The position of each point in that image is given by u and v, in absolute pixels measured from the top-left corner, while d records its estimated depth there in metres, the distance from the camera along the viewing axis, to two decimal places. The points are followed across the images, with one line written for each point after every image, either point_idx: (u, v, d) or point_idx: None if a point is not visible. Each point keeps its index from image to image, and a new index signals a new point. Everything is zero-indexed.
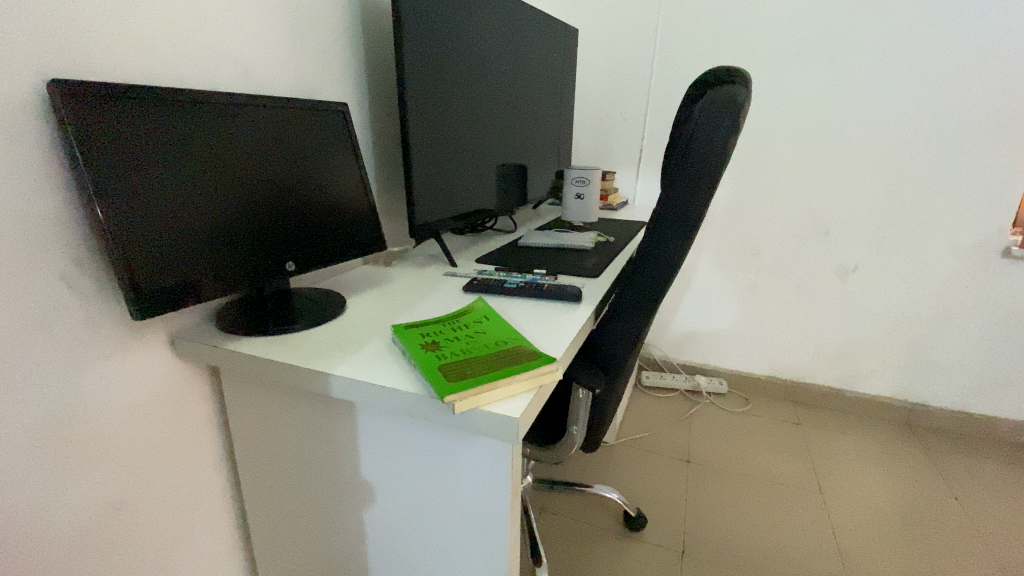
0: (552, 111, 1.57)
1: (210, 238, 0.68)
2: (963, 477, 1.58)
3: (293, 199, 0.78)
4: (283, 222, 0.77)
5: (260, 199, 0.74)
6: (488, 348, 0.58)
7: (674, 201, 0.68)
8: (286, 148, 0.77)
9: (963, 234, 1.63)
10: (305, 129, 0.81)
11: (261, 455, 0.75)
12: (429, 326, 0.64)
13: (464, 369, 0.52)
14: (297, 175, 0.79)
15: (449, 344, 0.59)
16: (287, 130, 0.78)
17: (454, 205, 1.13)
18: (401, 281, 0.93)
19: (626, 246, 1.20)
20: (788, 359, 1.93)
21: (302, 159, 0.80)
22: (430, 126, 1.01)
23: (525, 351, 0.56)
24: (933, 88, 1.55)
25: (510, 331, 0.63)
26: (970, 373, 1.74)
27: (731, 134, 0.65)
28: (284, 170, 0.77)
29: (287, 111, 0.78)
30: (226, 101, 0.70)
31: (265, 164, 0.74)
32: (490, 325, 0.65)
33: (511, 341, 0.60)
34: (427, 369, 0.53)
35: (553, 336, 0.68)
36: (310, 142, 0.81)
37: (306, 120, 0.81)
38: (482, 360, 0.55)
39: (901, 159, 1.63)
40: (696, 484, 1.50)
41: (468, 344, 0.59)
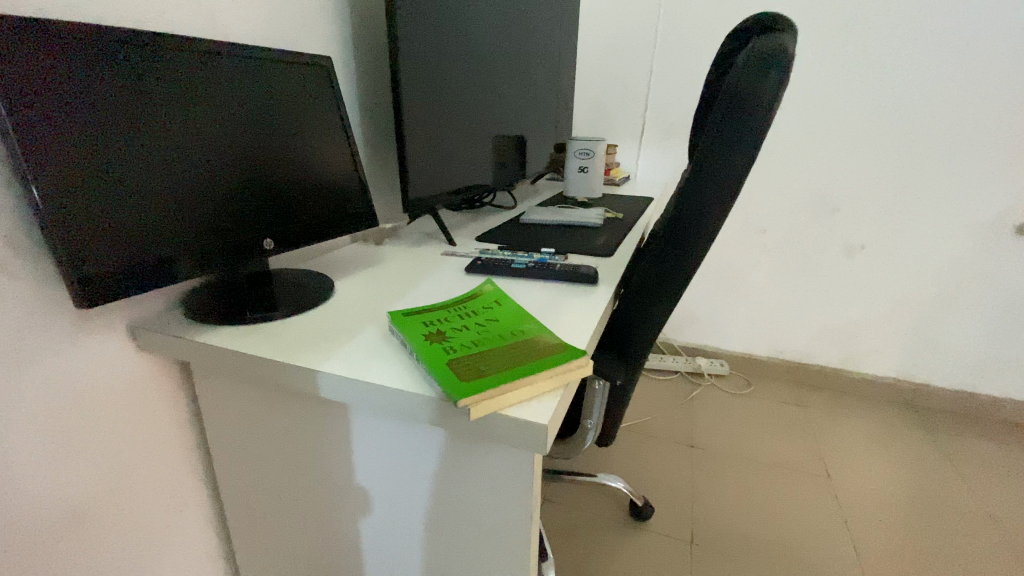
0: (552, 76, 1.46)
1: (170, 210, 0.58)
2: (967, 458, 1.57)
3: (268, 166, 0.68)
4: (260, 193, 0.67)
5: (233, 166, 0.64)
6: (505, 340, 0.49)
7: (707, 174, 0.60)
8: (256, 105, 0.67)
9: (975, 210, 1.57)
10: (284, 85, 0.71)
11: (241, 458, 0.66)
12: (432, 313, 0.55)
13: (480, 367, 0.44)
14: (276, 139, 0.69)
15: (456, 334, 0.51)
16: (258, 85, 0.67)
17: (450, 177, 1.03)
18: (396, 262, 0.84)
19: (636, 223, 1.12)
20: (791, 340, 1.88)
21: (277, 120, 0.69)
22: (425, 89, 0.91)
23: (550, 344, 0.48)
24: (954, 55, 1.47)
25: (527, 319, 0.54)
26: (975, 353, 1.71)
27: (776, 93, 0.56)
28: (255, 131, 0.67)
29: (257, 62, 0.67)
30: (184, 47, 0.59)
31: (232, 125, 0.64)
32: (504, 312, 0.56)
33: (531, 331, 0.51)
34: (435, 365, 0.44)
35: (572, 324, 0.60)
36: (289, 100, 0.71)
37: (280, 73, 0.70)
38: (501, 354, 0.46)
39: (917, 130, 1.55)
40: (702, 470, 1.46)
41: (479, 334, 0.51)
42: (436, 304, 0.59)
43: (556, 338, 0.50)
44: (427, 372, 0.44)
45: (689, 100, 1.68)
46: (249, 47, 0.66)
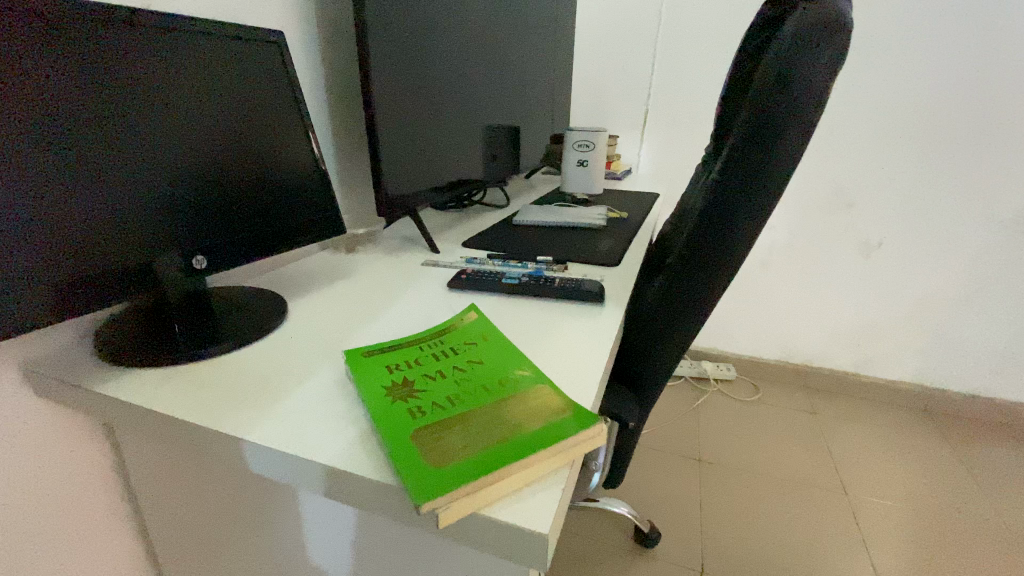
0: (546, 60, 1.33)
1: (56, 230, 0.43)
2: (992, 468, 1.47)
3: (194, 169, 0.53)
4: (186, 204, 0.53)
5: (149, 172, 0.50)
6: (493, 395, 0.38)
7: (741, 177, 0.48)
8: (179, 91, 0.52)
9: (1003, 204, 1.46)
10: (220, 66, 0.56)
11: (186, 516, 0.56)
12: (398, 356, 0.44)
13: (459, 440, 0.33)
14: (208, 136, 0.55)
15: (428, 387, 0.39)
16: (180, 65, 0.52)
17: (433, 173, 0.91)
18: (368, 274, 0.72)
19: (643, 223, 1.00)
20: (801, 343, 1.78)
21: (207, 109, 0.55)
22: (399, 70, 0.78)
23: (551, 403, 0.37)
24: (985, 35, 1.34)
25: (518, 361, 0.43)
26: (997, 355, 1.61)
27: (826, 74, 0.45)
28: (178, 124, 0.52)
29: (179, 35, 0.52)
30: (73, 14, 0.44)
31: (144, 116, 0.49)
32: (491, 350, 0.45)
33: (525, 380, 0.40)
34: (398, 439, 0.33)
35: (577, 359, 0.49)
36: (226, 86, 0.56)
37: (213, 50, 0.55)
38: (486, 418, 0.35)
39: (942, 118, 1.43)
40: (710, 488, 1.36)
41: (457, 386, 0.39)
42: (407, 338, 0.48)
43: (558, 391, 0.38)
44: (387, 449, 0.33)
45: (693, 88, 1.56)
46: (171, 16, 0.51)
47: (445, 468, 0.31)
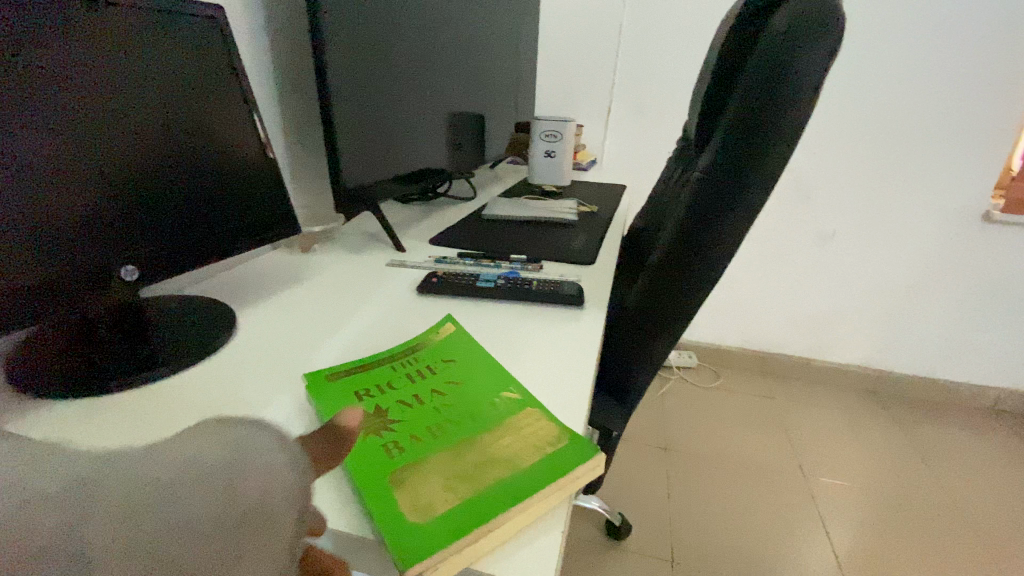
0: (510, 45, 1.28)
1: None
2: (932, 445, 1.57)
3: (116, 165, 0.46)
4: (111, 208, 0.46)
5: (56, 172, 0.42)
6: (478, 425, 0.34)
7: (730, 181, 0.46)
8: (96, 78, 0.44)
9: (947, 197, 1.54)
10: (144, 45, 0.48)
11: None
12: (366, 379, 0.40)
13: (443, 482, 0.29)
14: (131, 127, 0.47)
15: (403, 417, 0.35)
16: (96, 48, 0.44)
17: (395, 164, 0.85)
18: (329, 276, 0.66)
19: (614, 217, 0.98)
20: (760, 330, 1.83)
21: (133, 98, 0.47)
22: (356, 53, 0.72)
23: (543, 433, 0.34)
24: (938, 34, 1.39)
25: (499, 382, 0.40)
26: (937, 338, 1.72)
27: (822, 69, 0.42)
28: (96, 118, 0.44)
29: (92, 9, 0.43)
30: None
31: (50, 110, 0.41)
32: (471, 370, 0.41)
33: (511, 406, 0.37)
34: (373, 482, 0.30)
35: (563, 370, 0.46)
36: (152, 68, 0.48)
37: (135, 25, 0.47)
38: (472, 454, 0.32)
39: (895, 114, 1.48)
40: (677, 476, 1.38)
41: (436, 414, 0.36)
42: (378, 356, 0.43)
43: (550, 418, 0.35)
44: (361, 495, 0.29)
45: (658, 77, 1.55)
46: None
47: (429, 519, 0.27)
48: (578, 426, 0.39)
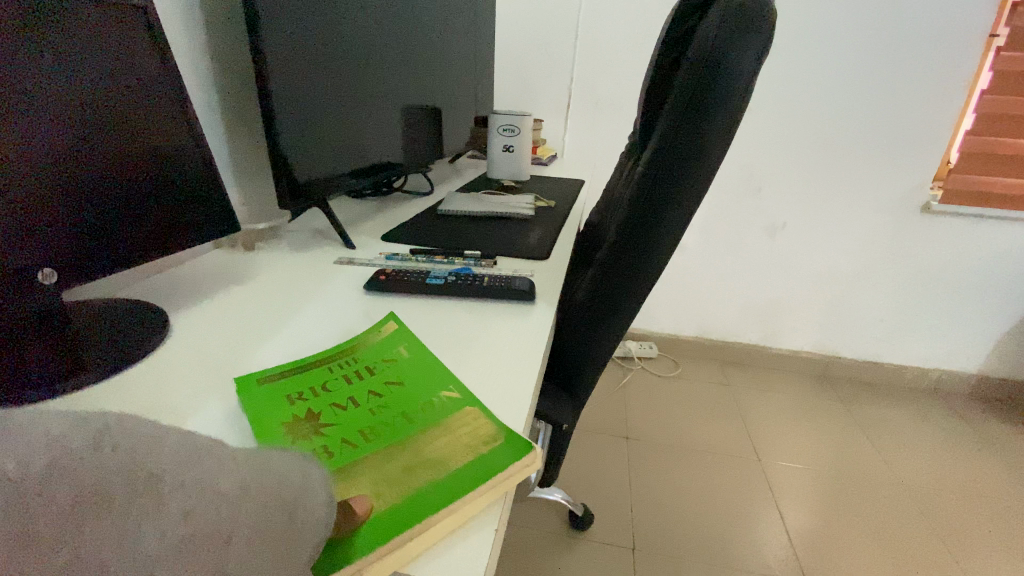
0: (466, 38, 1.26)
1: None
2: (875, 425, 1.66)
3: (25, 164, 0.42)
4: (24, 211, 0.42)
5: None
6: (414, 427, 0.34)
7: (669, 175, 0.47)
8: (21, 72, 0.41)
9: (888, 190, 1.62)
10: (57, 34, 0.43)
11: None
12: (301, 384, 0.39)
13: (372, 487, 0.29)
14: (43, 123, 0.43)
15: (337, 422, 0.35)
16: (19, 40, 0.41)
17: (344, 157, 0.83)
18: (273, 275, 0.64)
19: (570, 212, 0.99)
20: (716, 320, 1.88)
21: (64, 93, 0.44)
22: (297, 44, 0.69)
23: (480, 432, 0.33)
24: (878, 33, 1.45)
25: (437, 381, 0.40)
26: (879, 323, 1.81)
27: (752, 64, 0.43)
28: (16, 114, 0.41)
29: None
30: None
31: None
32: (414, 370, 0.41)
33: (450, 406, 0.36)
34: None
35: (508, 366, 0.46)
36: (68, 58, 0.44)
37: (44, 12, 0.42)
38: (406, 456, 0.32)
39: (840, 109, 1.54)
40: (638, 464, 1.41)
41: (371, 417, 0.35)
42: (321, 359, 0.43)
43: (488, 415, 0.35)
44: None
45: (615, 70, 1.57)
46: None
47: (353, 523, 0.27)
48: (522, 423, 0.39)
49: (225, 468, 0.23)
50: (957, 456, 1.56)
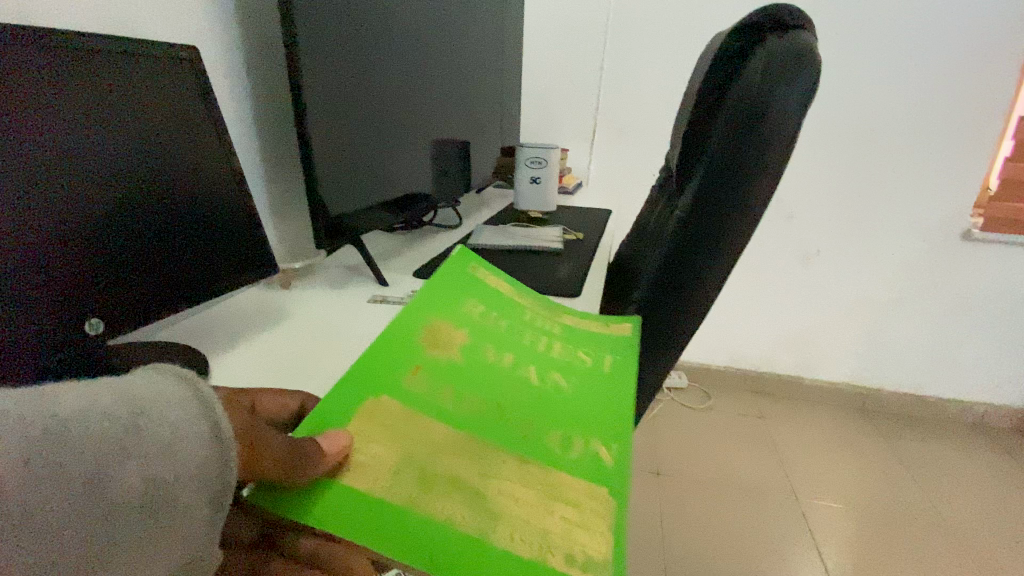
0: (492, 74, 1.29)
1: None
2: (920, 461, 1.58)
3: (94, 219, 0.44)
4: (89, 264, 0.44)
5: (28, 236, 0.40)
6: (541, 468, 0.33)
7: (707, 224, 0.46)
8: (56, 118, 0.41)
9: (925, 216, 1.56)
10: (118, 94, 0.45)
11: None
12: (479, 336, 0.43)
13: (461, 507, 0.29)
14: (108, 179, 0.45)
15: (478, 391, 0.37)
16: (86, 100, 0.43)
17: (377, 194, 0.84)
18: (308, 314, 0.64)
19: (599, 245, 0.98)
20: (748, 349, 1.83)
21: (117, 144, 0.45)
22: (334, 88, 0.71)
23: (597, 530, 0.30)
24: (908, 59, 1.43)
25: (578, 414, 0.39)
26: (921, 354, 1.73)
27: (796, 112, 0.42)
28: (87, 174, 0.43)
29: (73, 57, 0.42)
30: None
31: (33, 170, 0.40)
32: (565, 403, 0.40)
33: (581, 466, 0.34)
34: (392, 452, 0.31)
35: None
36: (128, 116, 0.46)
37: (107, 75, 0.45)
38: (518, 495, 0.30)
39: (873, 136, 1.51)
40: (668, 501, 1.36)
41: (505, 406, 0.37)
42: (501, 327, 0.46)
43: (617, 515, 0.32)
44: (368, 448, 0.31)
45: (640, 100, 1.58)
46: (50, 36, 0.40)
47: (364, 525, 0.27)
48: None
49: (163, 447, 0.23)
50: (1013, 496, 1.46)
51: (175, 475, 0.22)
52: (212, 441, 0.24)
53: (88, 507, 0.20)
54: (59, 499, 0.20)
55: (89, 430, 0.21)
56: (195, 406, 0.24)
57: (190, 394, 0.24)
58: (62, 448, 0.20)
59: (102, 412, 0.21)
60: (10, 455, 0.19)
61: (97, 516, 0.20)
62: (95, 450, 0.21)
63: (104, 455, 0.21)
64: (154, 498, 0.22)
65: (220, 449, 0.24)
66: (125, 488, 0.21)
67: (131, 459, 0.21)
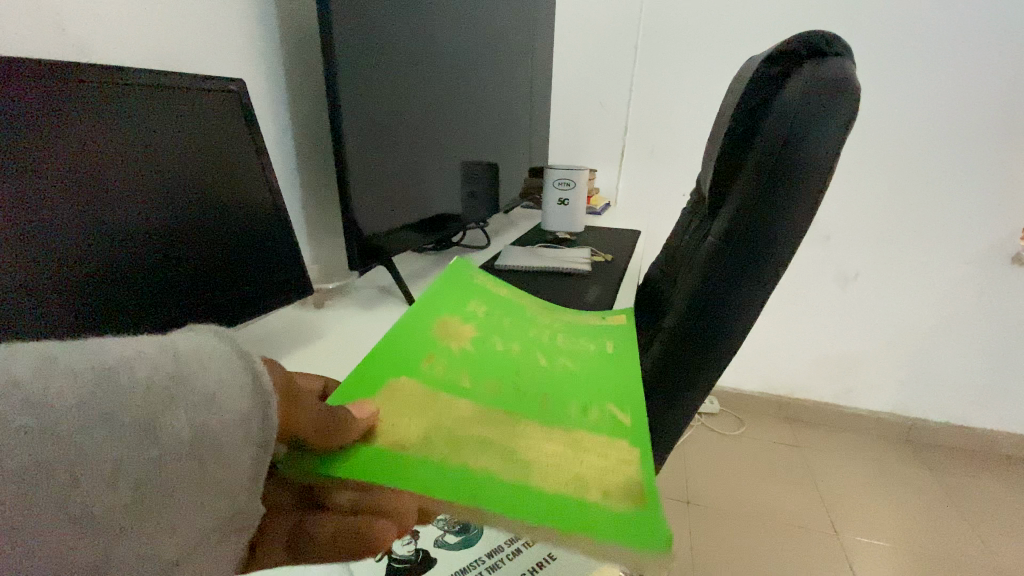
0: (522, 97, 1.30)
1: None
2: (971, 497, 1.48)
3: (150, 241, 0.46)
4: (143, 282, 0.45)
5: (91, 257, 0.42)
6: (565, 429, 0.32)
7: (740, 255, 0.45)
8: (102, 145, 0.42)
9: (973, 238, 1.49)
10: (173, 125, 0.48)
11: None
12: (486, 325, 0.44)
13: (488, 459, 0.28)
14: (162, 203, 0.47)
15: (493, 370, 0.37)
16: (146, 130, 0.46)
17: (408, 216, 0.86)
18: (340, 335, 0.65)
19: (627, 267, 0.98)
20: (783, 374, 1.77)
21: (171, 171, 0.48)
22: (370, 116, 0.73)
23: (628, 470, 0.29)
24: (953, 77, 1.38)
25: (601, 386, 0.39)
26: (970, 383, 1.64)
27: (833, 143, 0.41)
28: (145, 199, 0.46)
29: (136, 90, 0.45)
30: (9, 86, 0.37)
31: (98, 195, 0.42)
32: (584, 377, 0.40)
33: (609, 425, 0.34)
34: (411, 425, 0.30)
35: None
36: (181, 146, 0.49)
37: (165, 107, 0.47)
38: (544, 450, 0.30)
39: (916, 156, 1.45)
40: (700, 531, 1.31)
41: (523, 381, 0.37)
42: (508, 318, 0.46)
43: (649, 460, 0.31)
44: (394, 420, 0.30)
45: (671, 120, 1.57)
46: (118, 72, 0.43)
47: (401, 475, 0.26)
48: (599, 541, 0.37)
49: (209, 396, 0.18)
50: None
51: (224, 432, 0.18)
52: (256, 398, 0.20)
53: (137, 479, 0.16)
54: (100, 451, 0.16)
55: (126, 378, 0.17)
56: (236, 357, 0.20)
57: (230, 347, 0.20)
58: (102, 398, 0.16)
59: (144, 362, 0.17)
60: (52, 405, 0.15)
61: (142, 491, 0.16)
62: (136, 402, 0.17)
63: (144, 406, 0.17)
64: (199, 454, 0.18)
65: (262, 405, 0.20)
66: (173, 442, 0.17)
67: (177, 411, 0.17)
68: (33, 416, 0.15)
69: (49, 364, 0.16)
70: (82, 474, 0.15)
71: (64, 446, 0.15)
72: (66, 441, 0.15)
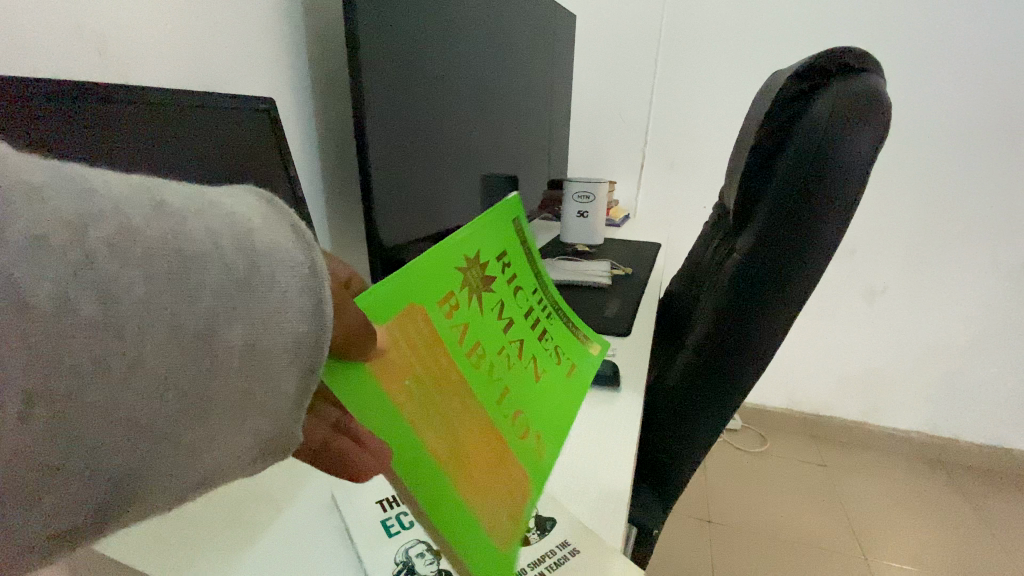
0: (542, 111, 1.31)
1: None
2: (1008, 523, 1.42)
3: None
4: None
5: None
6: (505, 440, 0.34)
7: (766, 270, 0.44)
8: (163, 159, 0.45)
9: (1006, 253, 1.44)
10: (222, 145, 0.50)
11: None
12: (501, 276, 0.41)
13: (440, 435, 0.29)
14: None
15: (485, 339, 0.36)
16: (201, 149, 0.48)
17: (430, 224, 0.87)
18: None
19: (648, 280, 0.97)
20: (807, 390, 1.73)
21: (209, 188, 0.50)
22: (394, 128, 0.74)
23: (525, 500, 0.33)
24: (981, 91, 1.34)
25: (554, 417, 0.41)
26: (1005, 402, 1.58)
27: (863, 155, 0.41)
28: None
29: (199, 113, 0.47)
30: (107, 103, 0.40)
31: None
32: (540, 391, 0.41)
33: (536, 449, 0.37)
34: (411, 360, 0.29)
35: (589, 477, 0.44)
36: (224, 164, 0.51)
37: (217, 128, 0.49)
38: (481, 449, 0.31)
39: (944, 172, 1.42)
40: (721, 551, 1.28)
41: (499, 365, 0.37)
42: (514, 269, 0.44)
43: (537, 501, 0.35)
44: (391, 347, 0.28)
45: (692, 133, 1.56)
46: (191, 97, 0.46)
47: (389, 433, 0.26)
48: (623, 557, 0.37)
49: (272, 309, 0.19)
50: None
51: (277, 350, 0.19)
52: (314, 321, 0.20)
53: (182, 393, 0.17)
54: (157, 352, 0.16)
55: (195, 274, 0.17)
56: (307, 273, 0.20)
57: (305, 256, 0.20)
58: (166, 295, 0.16)
59: (217, 259, 0.18)
60: (123, 295, 0.16)
61: (183, 403, 0.17)
62: (199, 304, 0.17)
63: (207, 309, 0.17)
64: (248, 368, 0.18)
65: (317, 334, 0.20)
66: (227, 354, 0.18)
67: (237, 322, 0.18)
68: (96, 305, 0.15)
69: (122, 243, 0.16)
70: (134, 378, 0.16)
71: (120, 344, 0.16)
72: (124, 341, 0.16)
